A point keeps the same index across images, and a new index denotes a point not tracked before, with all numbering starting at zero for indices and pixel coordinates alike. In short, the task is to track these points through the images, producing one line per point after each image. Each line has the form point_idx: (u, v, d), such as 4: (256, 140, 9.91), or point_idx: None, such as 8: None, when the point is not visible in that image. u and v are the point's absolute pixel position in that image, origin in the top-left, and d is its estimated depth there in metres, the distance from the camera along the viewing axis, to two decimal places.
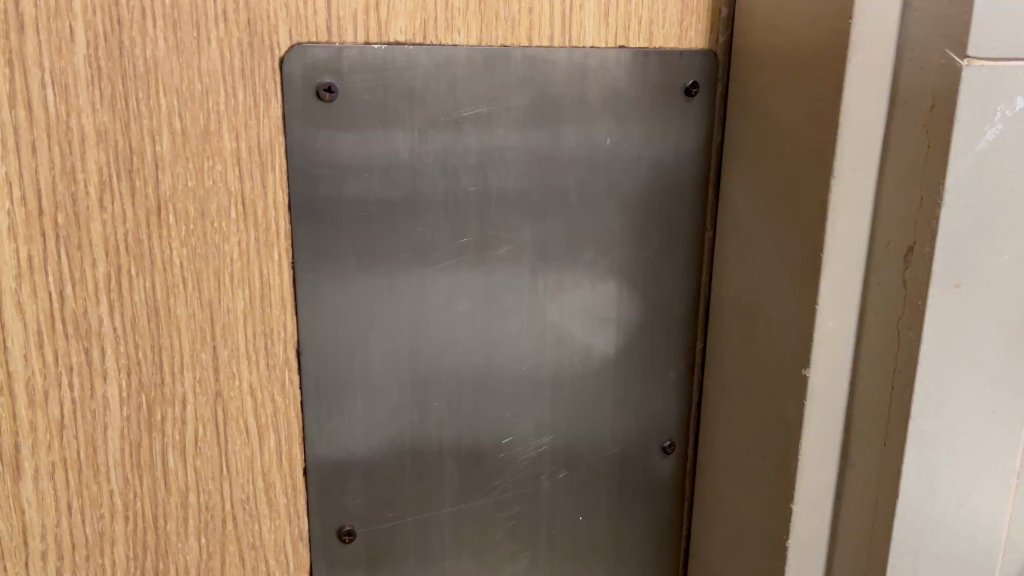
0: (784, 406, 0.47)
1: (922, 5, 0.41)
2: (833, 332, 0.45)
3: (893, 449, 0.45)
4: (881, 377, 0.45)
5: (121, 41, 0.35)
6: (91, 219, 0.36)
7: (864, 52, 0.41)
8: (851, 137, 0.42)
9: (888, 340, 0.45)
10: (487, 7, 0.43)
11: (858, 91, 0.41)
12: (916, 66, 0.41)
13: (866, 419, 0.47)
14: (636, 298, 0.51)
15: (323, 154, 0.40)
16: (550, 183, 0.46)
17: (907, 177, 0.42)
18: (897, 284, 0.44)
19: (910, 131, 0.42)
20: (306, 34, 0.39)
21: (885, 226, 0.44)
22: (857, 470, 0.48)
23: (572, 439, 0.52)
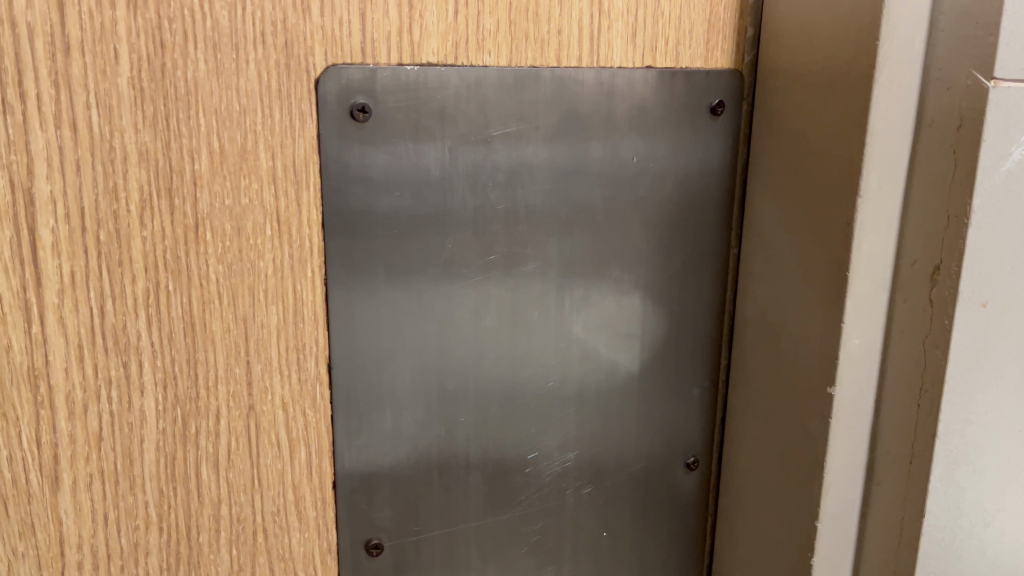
0: (808, 423, 0.47)
1: (948, 27, 0.41)
2: (859, 350, 0.45)
3: (919, 468, 0.45)
4: (907, 396, 0.45)
5: (163, 63, 0.36)
6: (132, 236, 0.37)
7: (890, 73, 0.41)
8: (877, 157, 0.42)
9: (914, 359, 0.45)
10: (517, 28, 0.43)
11: (884, 111, 0.42)
12: (943, 86, 0.42)
13: (892, 437, 0.47)
14: (661, 314, 0.52)
15: (357, 173, 0.41)
16: (577, 200, 0.47)
17: (934, 196, 0.43)
18: (923, 303, 0.44)
19: (937, 152, 0.42)
20: (341, 55, 0.40)
21: (911, 244, 0.44)
22: (882, 488, 0.48)
23: (596, 454, 0.52)
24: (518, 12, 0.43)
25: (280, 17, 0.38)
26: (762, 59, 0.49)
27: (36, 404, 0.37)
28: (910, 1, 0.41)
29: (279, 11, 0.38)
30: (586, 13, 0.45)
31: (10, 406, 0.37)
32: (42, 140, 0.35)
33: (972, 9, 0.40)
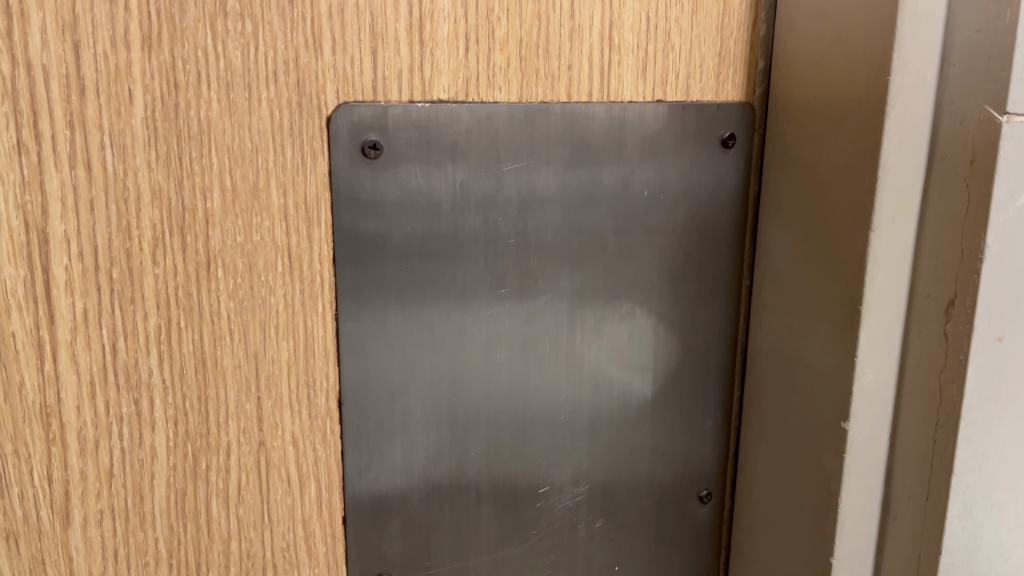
0: (822, 458, 0.47)
1: (960, 61, 0.41)
2: (873, 384, 0.45)
3: (936, 504, 0.45)
4: (922, 431, 0.45)
5: (177, 103, 0.36)
6: (144, 274, 0.37)
7: (902, 108, 0.41)
8: (890, 191, 0.42)
9: (929, 393, 0.44)
10: (528, 64, 0.44)
11: (896, 146, 0.41)
12: (955, 120, 0.41)
13: (908, 473, 0.46)
14: (672, 346, 0.51)
15: (367, 209, 0.41)
16: (588, 233, 0.47)
17: (947, 230, 0.42)
18: (938, 337, 0.43)
19: (950, 185, 0.42)
20: (352, 94, 0.40)
21: (925, 278, 0.44)
22: (899, 524, 0.47)
23: (609, 487, 0.52)
24: (528, 48, 0.43)
25: (292, 56, 0.38)
26: (773, 92, 0.49)
27: (48, 441, 0.37)
28: (921, 36, 0.41)
29: (291, 50, 0.38)
30: (597, 48, 0.45)
31: (22, 443, 0.37)
32: (57, 180, 0.35)
33: (983, 44, 0.40)
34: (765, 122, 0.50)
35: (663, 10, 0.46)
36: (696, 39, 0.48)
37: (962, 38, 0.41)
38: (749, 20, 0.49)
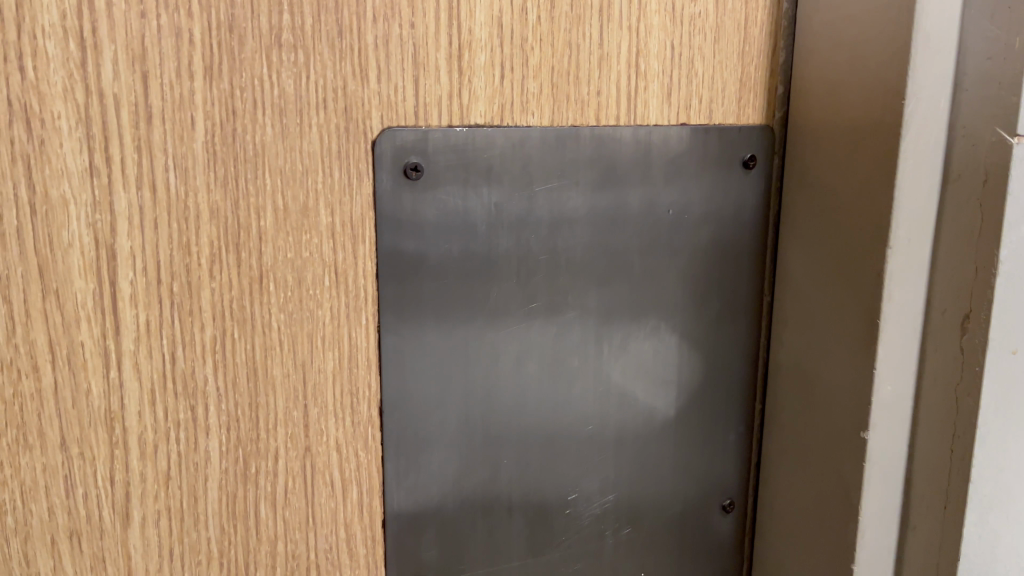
0: (842, 468, 0.49)
1: (972, 86, 0.43)
2: (891, 396, 0.47)
3: (954, 514, 0.46)
4: (940, 442, 0.46)
5: (235, 129, 0.39)
6: (202, 287, 0.40)
7: (916, 131, 0.43)
8: (906, 210, 0.44)
9: (947, 405, 0.46)
10: (560, 91, 0.46)
11: (911, 167, 0.43)
12: (968, 143, 0.43)
13: (927, 483, 0.48)
14: (696, 359, 0.53)
15: (408, 227, 0.44)
16: (615, 251, 0.49)
17: (962, 248, 0.44)
18: (955, 352, 0.45)
19: (965, 205, 0.44)
20: (395, 119, 0.42)
21: (941, 295, 0.45)
22: (918, 533, 0.49)
23: (635, 496, 0.53)
24: (560, 76, 0.46)
25: (340, 85, 0.41)
26: (792, 115, 0.52)
27: (111, 444, 0.40)
28: (936, 63, 0.43)
29: (340, 79, 0.41)
30: (624, 75, 0.47)
31: (87, 446, 0.39)
32: (125, 200, 0.38)
33: (993, 68, 0.41)
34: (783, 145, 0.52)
35: (687, 39, 0.49)
36: (718, 67, 0.50)
37: (974, 64, 0.43)
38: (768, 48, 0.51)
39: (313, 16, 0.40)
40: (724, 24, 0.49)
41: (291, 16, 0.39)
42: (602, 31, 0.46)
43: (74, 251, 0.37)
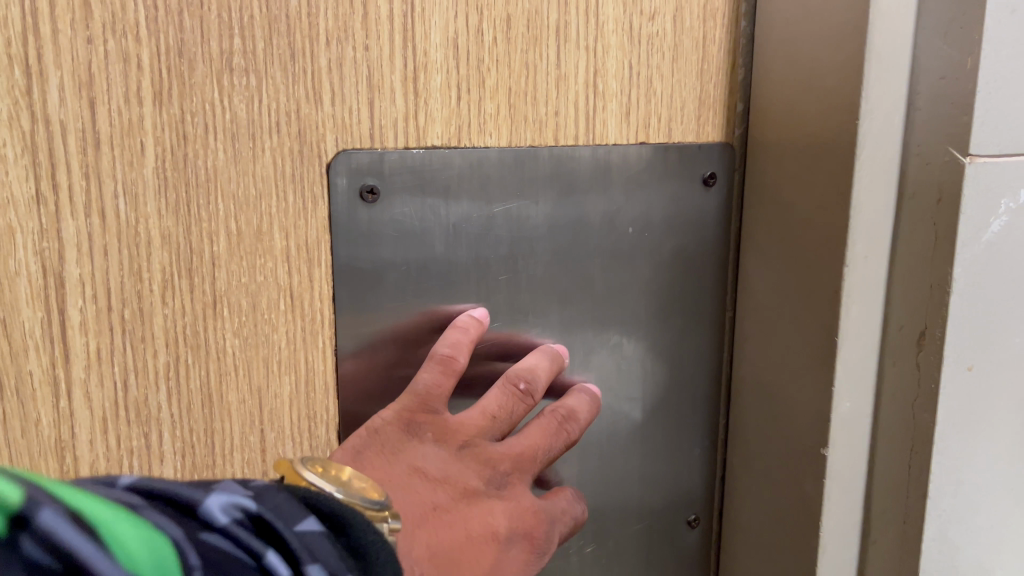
0: (803, 484, 0.49)
1: (925, 104, 0.43)
2: (850, 412, 0.47)
3: (913, 527, 0.47)
4: (898, 456, 0.47)
5: (186, 154, 0.39)
6: (154, 313, 0.40)
7: (871, 148, 0.43)
8: (862, 227, 0.44)
9: (904, 419, 0.46)
10: (517, 111, 0.46)
11: (867, 184, 0.43)
12: (922, 160, 0.43)
13: (886, 498, 0.48)
14: (659, 376, 0.54)
15: (365, 250, 0.43)
16: (575, 270, 0.49)
17: (918, 265, 0.44)
18: (912, 368, 0.45)
19: (919, 222, 0.44)
20: (350, 142, 0.42)
21: (898, 311, 0.46)
22: (878, 548, 0.49)
23: (599, 513, 0.53)
24: (517, 96, 0.46)
25: (294, 108, 0.41)
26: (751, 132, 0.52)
27: (62, 473, 0.39)
28: (888, 81, 0.43)
29: (293, 102, 0.41)
30: (582, 95, 0.47)
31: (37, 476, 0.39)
32: (73, 228, 0.37)
33: (948, 88, 0.42)
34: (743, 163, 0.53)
35: (645, 58, 0.49)
36: (677, 85, 0.50)
37: (927, 85, 0.43)
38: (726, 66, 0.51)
39: (265, 40, 0.39)
40: (682, 43, 0.49)
41: (242, 39, 0.39)
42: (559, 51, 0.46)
43: (22, 279, 0.37)
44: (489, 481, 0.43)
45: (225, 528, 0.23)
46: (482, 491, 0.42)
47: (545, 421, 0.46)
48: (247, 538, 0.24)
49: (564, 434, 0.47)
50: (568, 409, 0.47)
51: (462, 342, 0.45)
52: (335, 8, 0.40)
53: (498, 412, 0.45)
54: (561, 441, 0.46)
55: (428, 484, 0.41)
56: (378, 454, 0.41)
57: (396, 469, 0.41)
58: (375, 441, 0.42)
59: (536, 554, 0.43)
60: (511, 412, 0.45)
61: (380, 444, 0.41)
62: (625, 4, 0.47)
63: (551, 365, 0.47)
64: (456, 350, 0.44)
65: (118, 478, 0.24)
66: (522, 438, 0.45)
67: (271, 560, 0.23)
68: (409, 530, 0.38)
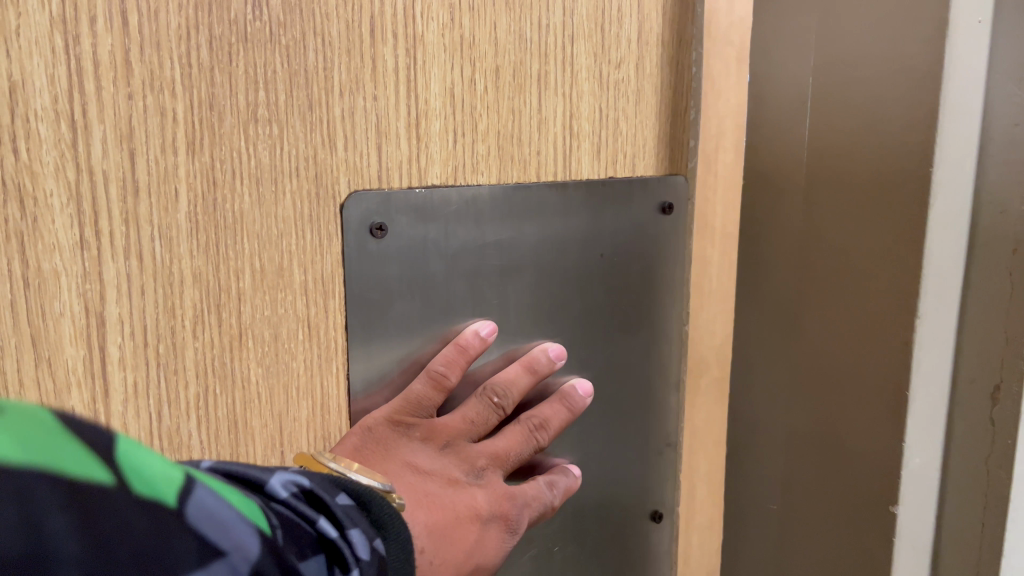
0: (875, 483, 0.58)
1: (998, 156, 0.52)
2: (925, 433, 0.57)
3: (991, 529, 0.56)
4: (978, 458, 0.56)
5: (216, 199, 0.42)
6: (186, 347, 0.42)
7: (944, 197, 0.52)
8: (936, 267, 0.53)
9: (984, 427, 0.56)
10: (505, 151, 0.51)
11: (947, 236, 0.53)
12: (998, 210, 0.53)
13: (960, 493, 0.58)
14: (628, 385, 0.59)
15: (374, 283, 0.47)
16: (556, 293, 0.54)
17: (997, 300, 0.53)
18: (990, 389, 0.55)
19: (1006, 265, 0.53)
20: (361, 183, 0.46)
21: (970, 339, 0.56)
22: (948, 534, 0.59)
23: (579, 513, 0.59)
24: (505, 138, 0.51)
25: (311, 153, 0.44)
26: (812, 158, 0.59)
27: None
28: (958, 133, 0.52)
29: (311, 148, 0.44)
30: (560, 136, 0.53)
31: None
32: (113, 270, 0.40)
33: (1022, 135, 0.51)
34: (769, 202, 0.63)
35: (613, 102, 0.55)
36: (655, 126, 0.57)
37: (1002, 129, 0.52)
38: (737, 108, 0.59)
39: (286, 92, 0.43)
40: (643, 89, 0.56)
41: (266, 93, 0.42)
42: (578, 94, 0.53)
43: (65, 320, 0.39)
44: (469, 473, 0.48)
45: (286, 500, 0.31)
46: (463, 481, 0.47)
47: (519, 428, 0.51)
48: (302, 507, 0.31)
49: (535, 441, 0.52)
50: (542, 418, 0.52)
51: (455, 361, 0.49)
52: (348, 63, 0.44)
53: (477, 418, 0.50)
54: (531, 446, 0.51)
55: (420, 476, 0.45)
56: (377, 450, 0.45)
57: (391, 463, 0.45)
58: (371, 438, 0.46)
59: (509, 534, 0.48)
60: (488, 421, 0.50)
61: (377, 439, 0.46)
62: (595, 55, 0.53)
63: (531, 379, 0.52)
64: (450, 369, 0.49)
65: (199, 464, 0.31)
66: (497, 440, 0.50)
67: (322, 524, 0.31)
68: (411, 508, 0.43)
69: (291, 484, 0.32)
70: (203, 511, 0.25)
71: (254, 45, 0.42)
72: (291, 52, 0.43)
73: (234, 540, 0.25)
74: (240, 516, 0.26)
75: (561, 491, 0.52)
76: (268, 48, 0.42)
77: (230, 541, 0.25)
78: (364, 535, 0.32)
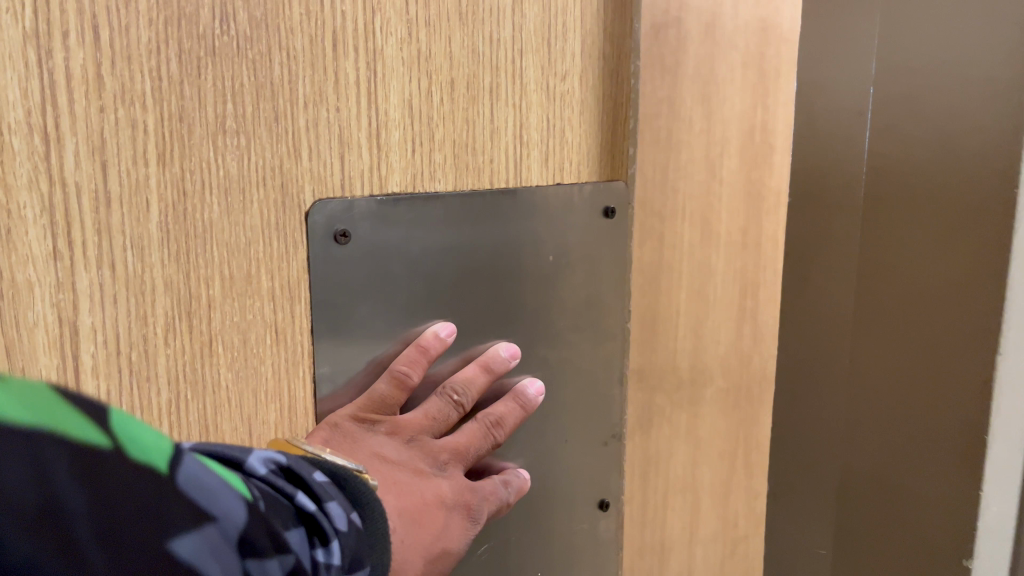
0: None
1: None
2: None
3: None
4: None
5: (186, 209, 0.43)
6: (158, 354, 0.43)
7: None
8: None
9: None
10: (460, 160, 0.53)
11: None
12: None
13: None
14: (577, 380, 0.63)
15: (339, 288, 0.49)
16: (509, 294, 0.57)
17: None
18: None
19: None
20: (325, 192, 0.48)
21: None
22: None
23: (533, 504, 0.61)
24: (460, 147, 0.53)
25: (277, 163, 0.46)
26: None
27: None
28: None
29: (277, 158, 0.46)
30: (511, 145, 0.56)
31: None
32: (87, 280, 0.40)
33: None
34: None
35: (560, 112, 0.58)
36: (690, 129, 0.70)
37: None
38: (744, 109, 0.72)
39: (253, 105, 0.44)
40: (586, 100, 0.59)
41: (234, 105, 0.44)
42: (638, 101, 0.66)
43: (39, 330, 0.39)
44: (432, 466, 0.50)
45: (265, 476, 0.33)
46: (427, 472, 0.49)
47: (478, 426, 0.54)
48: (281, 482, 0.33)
49: (492, 437, 0.54)
50: (498, 415, 0.54)
51: (417, 361, 0.51)
52: (312, 75, 0.46)
53: (438, 414, 0.52)
54: (489, 442, 0.54)
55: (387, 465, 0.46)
56: (344, 442, 0.47)
57: (359, 454, 0.47)
58: (339, 434, 0.47)
59: (470, 523, 0.50)
60: (449, 417, 0.52)
61: (344, 433, 0.47)
62: (543, 67, 0.56)
63: (488, 378, 0.54)
64: (412, 369, 0.51)
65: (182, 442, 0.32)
66: (458, 436, 0.52)
67: (301, 498, 0.33)
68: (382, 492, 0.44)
69: (270, 461, 0.34)
70: (194, 478, 0.26)
71: (222, 59, 0.43)
72: (258, 65, 0.44)
73: (223, 508, 0.27)
74: (227, 484, 0.28)
75: (515, 488, 0.55)
76: (235, 62, 0.43)
77: (220, 509, 0.27)
78: (340, 506, 0.35)
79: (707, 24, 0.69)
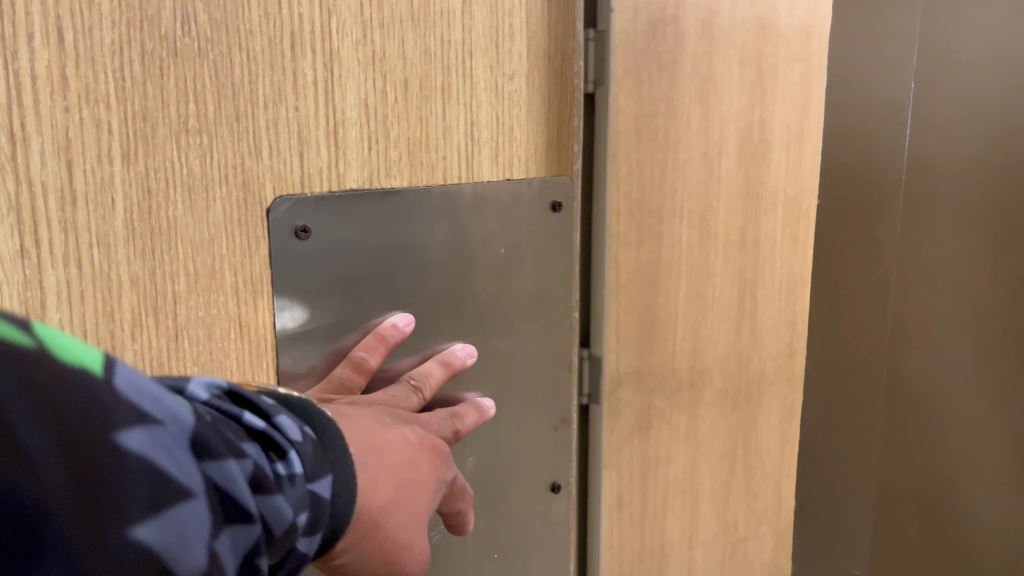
0: None
1: None
2: None
3: None
4: None
5: (151, 207, 0.43)
6: (125, 351, 0.43)
7: None
8: None
9: None
10: (415, 157, 0.55)
11: None
12: None
13: None
14: (527, 366, 0.65)
15: (299, 281, 0.51)
16: (462, 286, 0.59)
17: None
18: None
19: None
20: (286, 189, 0.49)
21: None
22: None
23: (489, 487, 0.64)
24: (414, 145, 0.55)
25: (239, 162, 0.47)
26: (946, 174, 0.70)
27: None
28: None
29: (239, 157, 0.47)
30: (463, 143, 0.58)
31: None
32: (54, 278, 0.40)
33: None
34: None
35: (507, 110, 0.61)
36: (687, 128, 0.83)
37: None
38: (743, 111, 0.87)
39: (214, 105, 0.45)
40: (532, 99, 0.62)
41: (196, 105, 0.44)
42: (637, 99, 0.79)
43: None
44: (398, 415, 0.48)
45: (208, 401, 0.32)
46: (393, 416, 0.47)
47: (438, 414, 0.53)
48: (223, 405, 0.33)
49: (452, 425, 0.53)
50: (457, 410, 0.55)
51: (375, 347, 0.53)
52: (271, 76, 0.47)
53: (397, 394, 0.52)
54: (449, 428, 0.53)
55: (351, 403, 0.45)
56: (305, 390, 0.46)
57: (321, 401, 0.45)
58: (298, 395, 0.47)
59: (441, 467, 0.47)
60: (408, 398, 0.52)
61: None
62: (491, 68, 0.59)
63: (445, 370, 0.56)
64: (370, 353, 0.53)
65: None
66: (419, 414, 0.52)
67: (249, 417, 0.32)
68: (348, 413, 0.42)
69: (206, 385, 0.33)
70: (129, 382, 0.26)
71: (183, 60, 0.44)
72: (219, 66, 0.45)
73: (168, 410, 0.27)
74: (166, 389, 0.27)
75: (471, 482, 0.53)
76: (197, 63, 0.44)
77: (166, 411, 0.26)
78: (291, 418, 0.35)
79: (704, 22, 0.81)
